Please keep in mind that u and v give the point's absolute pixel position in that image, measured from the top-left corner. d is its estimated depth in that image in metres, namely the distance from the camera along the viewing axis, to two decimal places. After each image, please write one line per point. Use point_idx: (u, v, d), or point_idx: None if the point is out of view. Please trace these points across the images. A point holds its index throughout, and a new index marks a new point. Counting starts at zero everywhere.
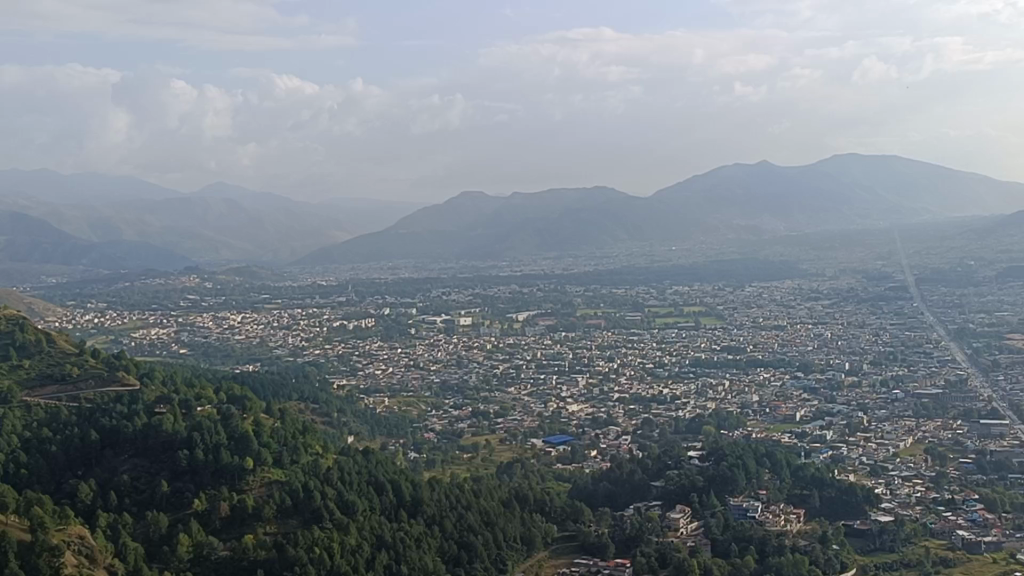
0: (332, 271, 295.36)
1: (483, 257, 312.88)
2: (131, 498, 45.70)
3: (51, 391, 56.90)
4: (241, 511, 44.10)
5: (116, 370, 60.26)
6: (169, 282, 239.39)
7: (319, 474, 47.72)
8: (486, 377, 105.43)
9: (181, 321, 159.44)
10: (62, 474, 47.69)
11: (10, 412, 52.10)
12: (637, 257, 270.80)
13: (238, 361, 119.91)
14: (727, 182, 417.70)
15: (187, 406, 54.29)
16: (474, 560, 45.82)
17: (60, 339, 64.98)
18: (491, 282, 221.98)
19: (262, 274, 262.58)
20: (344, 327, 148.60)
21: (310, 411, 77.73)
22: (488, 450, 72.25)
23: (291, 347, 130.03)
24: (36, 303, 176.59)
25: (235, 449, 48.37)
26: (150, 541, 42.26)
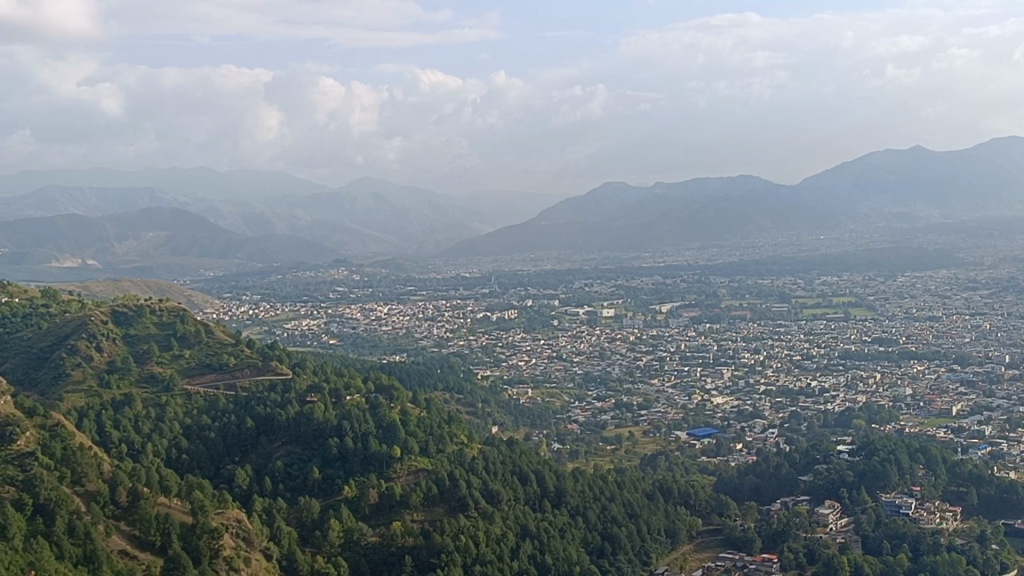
0: (476, 262, 298.63)
1: (626, 248, 311.45)
2: (285, 484, 47.25)
3: (209, 379, 59.30)
4: (389, 498, 44.79)
5: (270, 360, 62.53)
6: (320, 274, 246.33)
7: (464, 463, 48.33)
8: (630, 368, 105.19)
9: (331, 313, 163.95)
10: (220, 460, 49.75)
11: (172, 400, 54.52)
12: (783, 247, 265.40)
13: (384, 352, 122.49)
14: (879, 168, 405.43)
15: (337, 396, 55.79)
16: (618, 551, 45.96)
17: (217, 331, 67.61)
18: (634, 273, 221.01)
19: (408, 266, 267.80)
20: (487, 319, 150.11)
21: (454, 401, 78.93)
22: (631, 443, 72.00)
23: (436, 338, 132.25)
24: (196, 296, 184.09)
25: (383, 438, 49.54)
26: (303, 525, 43.59)
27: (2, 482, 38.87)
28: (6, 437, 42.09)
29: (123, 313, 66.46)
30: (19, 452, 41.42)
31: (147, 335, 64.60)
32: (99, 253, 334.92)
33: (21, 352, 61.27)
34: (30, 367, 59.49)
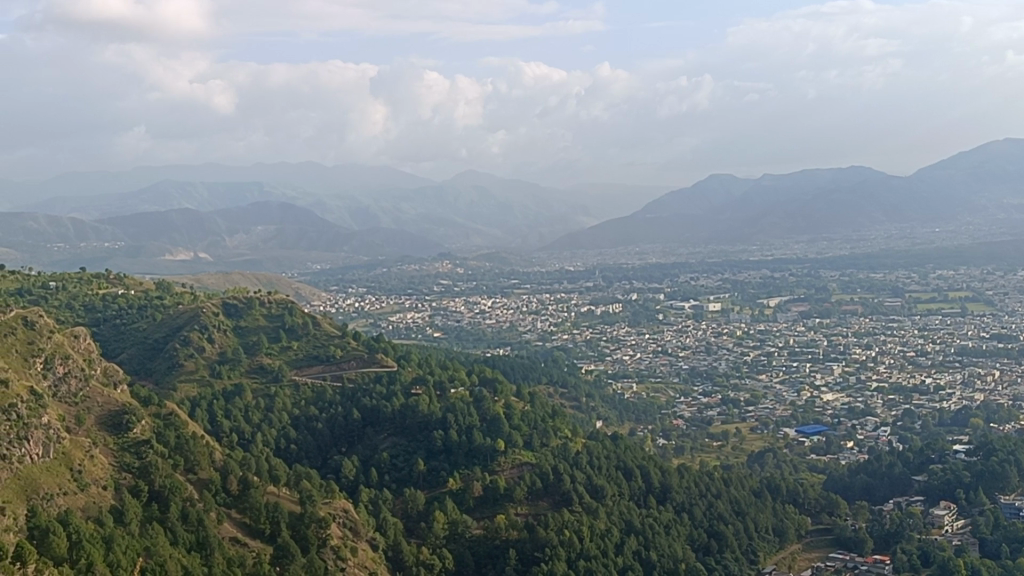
0: (579, 256, 298.28)
1: (731, 241, 307.37)
2: (391, 474, 47.83)
3: (317, 370, 60.30)
4: (493, 491, 44.87)
5: (377, 352, 63.30)
6: (424, 267, 248.68)
7: (568, 458, 48.20)
8: (736, 364, 103.83)
9: (436, 306, 165.38)
10: (328, 451, 50.65)
11: (281, 390, 55.62)
12: (895, 240, 258.81)
13: (488, 345, 123.01)
14: (997, 158, 392.28)
15: (441, 388, 56.19)
16: (724, 550, 45.27)
17: (324, 323, 68.64)
18: (740, 267, 217.98)
19: (511, 260, 268.67)
20: (591, 313, 149.61)
21: (558, 395, 78.93)
22: (738, 439, 71.03)
23: (539, 332, 132.44)
24: (304, 288, 187.44)
25: (488, 431, 49.72)
26: (409, 517, 44.04)
27: (119, 468, 40.06)
28: (122, 425, 43.36)
29: (235, 305, 67.93)
30: (136, 439, 42.65)
31: (257, 327, 65.92)
32: (211, 247, 343.61)
33: (137, 343, 63.05)
34: (146, 357, 61.22)
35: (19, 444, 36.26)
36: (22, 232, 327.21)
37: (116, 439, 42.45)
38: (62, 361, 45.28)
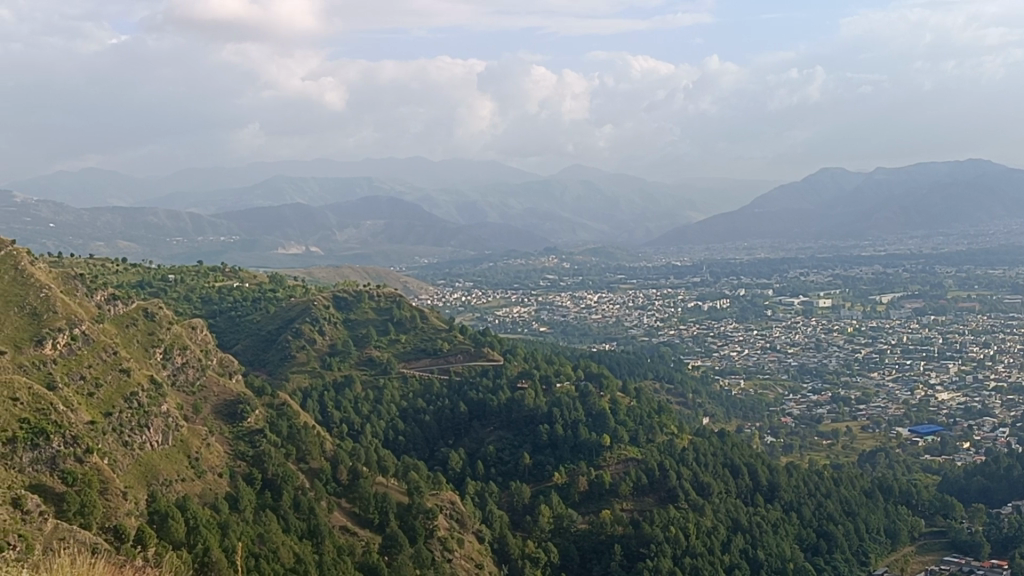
0: (686, 251, 295.54)
1: (843, 236, 300.99)
2: (497, 468, 48.31)
3: (425, 363, 61.12)
4: (598, 486, 44.88)
5: (483, 345, 63.83)
6: (531, 262, 249.54)
7: (674, 454, 47.87)
8: (848, 361, 101.79)
9: (541, 300, 165.76)
10: (435, 443, 51.48)
11: (389, 383, 56.62)
12: (1016, 235, 250.10)
13: (594, 340, 122.99)
14: None
15: (548, 382, 56.41)
16: (834, 550, 44.49)
17: (432, 316, 69.48)
18: (852, 262, 213.34)
19: (618, 254, 267.62)
20: (698, 308, 148.28)
21: (665, 391, 78.53)
22: (849, 438, 69.68)
23: (646, 327, 131.77)
24: (412, 282, 189.84)
25: (593, 426, 49.69)
26: (515, 510, 44.46)
27: (234, 457, 41.29)
28: (237, 415, 44.69)
29: (344, 298, 69.21)
30: (250, 429, 43.84)
31: (366, 320, 67.04)
32: (321, 241, 350.48)
33: (251, 334, 64.75)
34: (260, 348, 62.78)
35: (140, 432, 37.62)
36: (142, 226, 338.47)
37: (231, 428, 43.73)
38: (180, 351, 46.81)
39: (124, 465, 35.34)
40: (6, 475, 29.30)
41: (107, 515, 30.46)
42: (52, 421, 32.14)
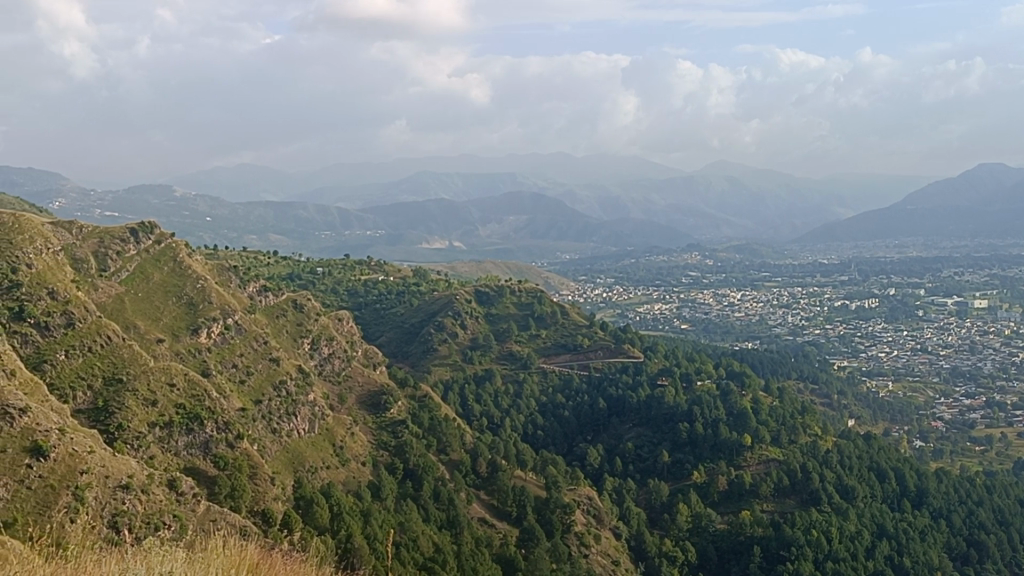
0: (834, 249, 287.81)
1: (1002, 235, 288.31)
2: (635, 465, 48.25)
3: (564, 358, 61.36)
4: (738, 486, 44.26)
5: (623, 342, 63.68)
6: (674, 258, 247.41)
7: (818, 456, 46.82)
8: (1004, 365, 97.54)
9: (683, 298, 164.17)
10: (573, 438, 52.04)
11: (529, 377, 57.21)
12: None
13: (736, 339, 121.30)
14: None
15: (688, 380, 55.86)
16: (986, 560, 42.71)
17: (572, 312, 69.62)
18: (1013, 262, 204.07)
19: (763, 252, 262.68)
20: (846, 307, 144.44)
21: (809, 391, 76.86)
22: (1004, 445, 66.82)
23: (790, 326, 129.06)
24: (554, 278, 190.50)
25: (734, 425, 48.99)
26: (653, 508, 44.35)
27: (376, 447, 42.24)
28: (381, 405, 45.71)
29: (486, 292, 70.01)
30: (393, 419, 44.76)
31: (507, 314, 67.61)
32: (465, 236, 355.20)
33: (395, 327, 66.17)
34: (402, 341, 64.03)
35: (287, 420, 38.85)
36: (294, 220, 349.03)
37: (374, 418, 44.74)
38: (327, 341, 48.15)
39: (273, 451, 36.54)
40: (163, 457, 30.64)
41: (256, 499, 31.58)
42: (205, 407, 33.46)
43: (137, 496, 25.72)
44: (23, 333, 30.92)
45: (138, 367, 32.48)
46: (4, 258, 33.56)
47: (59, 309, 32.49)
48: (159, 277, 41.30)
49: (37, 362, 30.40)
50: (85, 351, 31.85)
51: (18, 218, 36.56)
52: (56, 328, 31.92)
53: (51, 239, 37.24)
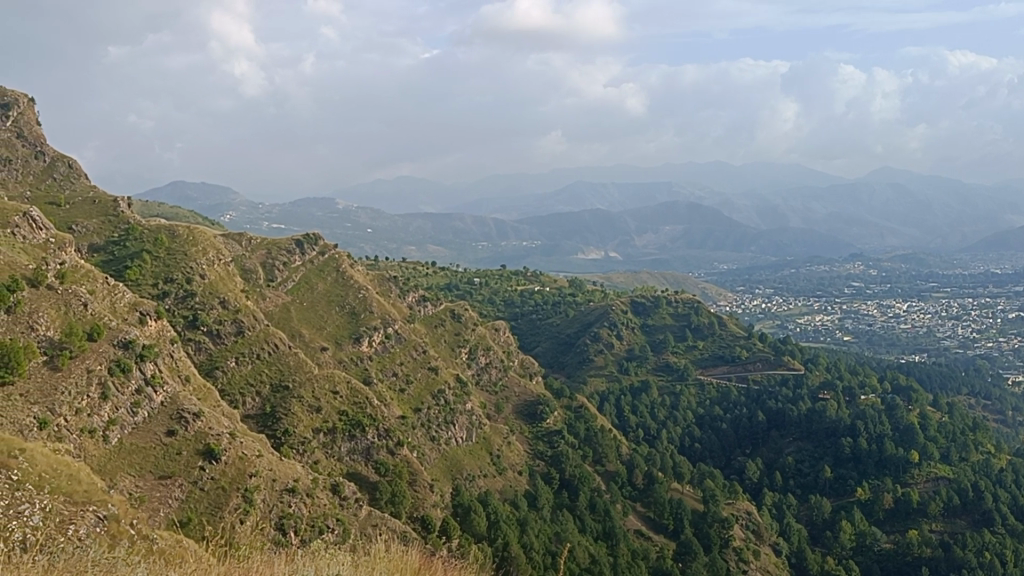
0: (1009, 258, 274.76)
1: None
2: (796, 480, 47.23)
3: (722, 369, 60.58)
4: (904, 505, 42.61)
5: (783, 353, 62.32)
6: (836, 268, 241.18)
7: (990, 475, 44.72)
8: None
9: (845, 309, 159.74)
10: (732, 451, 51.37)
11: (686, 389, 56.72)
12: None
13: (902, 352, 117.23)
14: None
15: (851, 394, 54.27)
16: None
17: (731, 323, 68.44)
18: None
19: (931, 261, 253.01)
20: (1021, 320, 137.76)
21: (981, 407, 73.57)
22: None
23: (960, 338, 123.85)
24: (710, 288, 188.21)
25: (900, 440, 47.35)
26: (815, 525, 43.32)
27: (533, 456, 42.57)
28: (537, 415, 46.04)
29: (642, 303, 69.68)
30: (549, 429, 45.01)
31: (664, 325, 67.12)
32: (621, 246, 354.33)
33: (551, 337, 66.68)
34: (558, 351, 64.51)
35: (445, 428, 39.48)
36: (452, 231, 355.36)
37: (530, 427, 45.10)
38: (484, 351, 48.81)
39: (432, 458, 37.19)
40: (326, 462, 31.49)
41: (415, 505, 32.25)
42: (367, 414, 34.30)
43: (303, 499, 26.57)
44: (197, 340, 32.38)
45: (304, 374, 33.64)
46: (181, 268, 35.28)
47: (230, 317, 34.04)
48: (323, 286, 42.72)
49: (210, 368, 31.78)
50: (254, 358, 33.21)
51: (192, 231, 38.36)
52: (227, 336, 33.37)
53: (223, 250, 38.95)
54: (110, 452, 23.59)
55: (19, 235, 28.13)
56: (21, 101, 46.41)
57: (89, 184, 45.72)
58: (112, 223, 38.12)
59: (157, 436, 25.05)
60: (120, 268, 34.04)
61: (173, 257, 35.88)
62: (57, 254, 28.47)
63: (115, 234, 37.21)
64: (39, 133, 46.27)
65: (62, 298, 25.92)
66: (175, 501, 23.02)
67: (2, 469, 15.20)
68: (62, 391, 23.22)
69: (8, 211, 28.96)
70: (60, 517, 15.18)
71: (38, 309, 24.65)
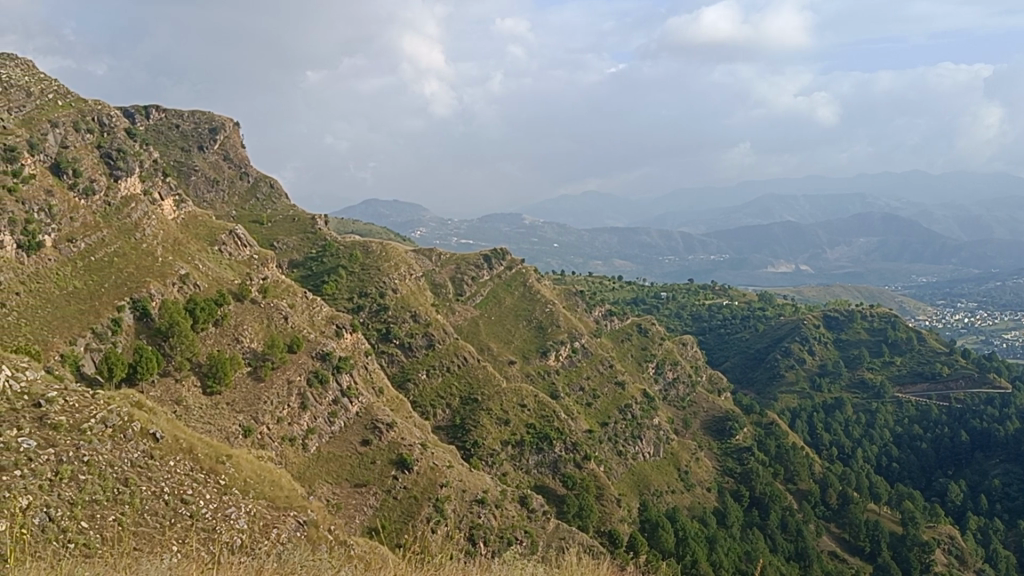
0: None
1: None
2: (1003, 503, 44.70)
3: (921, 387, 58.19)
4: None
5: (987, 370, 59.17)
6: None
7: None
8: None
9: None
10: (932, 472, 49.36)
11: (882, 407, 54.79)
12: None
13: None
14: None
15: None
16: None
17: (931, 338, 65.44)
18: None
19: None
20: None
21: None
22: None
23: None
24: (908, 302, 180.99)
25: None
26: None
27: (722, 473, 41.97)
28: (725, 431, 45.36)
29: (835, 317, 67.76)
30: (738, 446, 44.24)
31: (858, 340, 65.02)
32: (812, 260, 344.96)
33: (740, 352, 65.78)
34: (747, 367, 63.61)
35: (632, 443, 39.39)
36: (638, 246, 354.67)
37: (719, 444, 44.49)
38: (672, 366, 48.41)
39: (619, 473, 37.15)
40: (515, 474, 31.92)
41: (603, 519, 32.32)
42: (555, 427, 34.50)
43: (492, 511, 26.97)
44: (389, 352, 33.52)
45: (492, 388, 34.15)
46: (374, 283, 36.55)
47: (421, 330, 35.01)
48: (511, 301, 43.42)
49: (403, 380, 32.81)
50: (444, 370, 34.08)
51: (384, 246, 39.68)
52: (418, 349, 34.31)
53: (414, 265, 40.08)
54: (309, 459, 24.61)
55: (226, 251, 29.75)
56: (228, 125, 49.08)
57: (289, 202, 47.92)
58: (311, 239, 39.83)
59: (353, 445, 26.08)
60: (318, 283, 35.66)
61: (367, 272, 37.19)
62: (260, 269, 29.98)
63: (313, 250, 38.88)
64: (243, 154, 48.84)
65: (265, 311, 27.33)
66: (370, 508, 23.80)
67: (211, 473, 16.04)
68: (265, 401, 24.39)
69: (216, 230, 30.67)
70: (263, 520, 15.78)
71: (242, 322, 26.08)
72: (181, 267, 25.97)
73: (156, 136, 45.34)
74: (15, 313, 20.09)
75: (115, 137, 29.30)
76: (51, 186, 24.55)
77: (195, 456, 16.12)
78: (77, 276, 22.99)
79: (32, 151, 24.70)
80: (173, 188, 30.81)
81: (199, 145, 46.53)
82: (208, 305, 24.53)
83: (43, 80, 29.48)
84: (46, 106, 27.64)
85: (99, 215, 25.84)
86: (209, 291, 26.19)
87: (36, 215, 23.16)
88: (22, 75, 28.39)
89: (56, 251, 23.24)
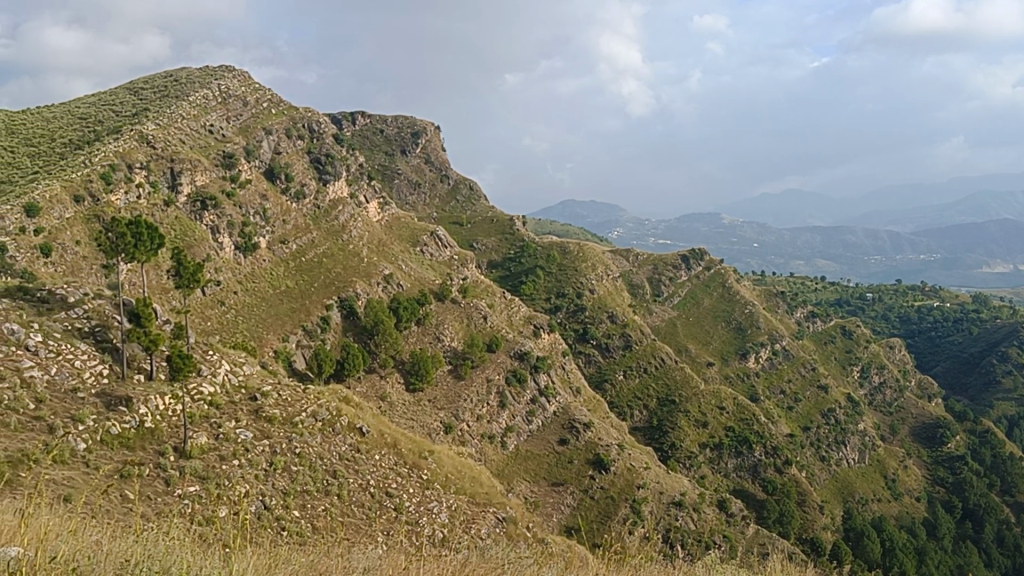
0: None
1: None
2: None
3: None
4: None
5: None
6: None
7: None
8: None
9: None
10: None
11: None
12: None
13: None
14: None
15: None
16: None
17: None
18: None
19: None
20: None
21: None
22: None
23: None
24: None
25: None
26: None
27: (932, 482, 40.25)
28: (936, 439, 43.39)
29: None
30: (950, 454, 42.16)
31: None
32: None
33: (951, 356, 62.90)
34: (960, 372, 60.78)
35: (836, 448, 38.26)
36: (842, 245, 343.77)
37: (929, 452, 42.62)
38: (878, 370, 46.69)
39: (821, 479, 36.18)
40: (713, 478, 31.55)
41: (805, 526, 31.49)
42: (754, 431, 33.80)
43: (688, 513, 26.74)
44: (586, 354, 33.93)
45: (692, 389, 33.68)
46: (572, 284, 37.10)
47: (618, 331, 35.19)
48: (708, 303, 43.03)
49: (600, 381, 33.09)
50: (642, 372, 34.06)
51: (582, 247, 40.02)
52: (616, 350, 34.45)
53: (611, 266, 40.24)
54: (507, 457, 25.06)
55: (428, 252, 30.73)
56: (430, 130, 50.49)
57: (488, 204, 48.92)
58: (509, 241, 40.59)
59: (550, 444, 26.43)
60: (516, 284, 36.64)
61: (565, 273, 37.72)
62: (461, 270, 30.80)
63: (511, 252, 39.69)
64: (444, 158, 50.16)
65: (464, 311, 28.06)
66: (567, 507, 23.94)
67: (414, 467, 16.57)
68: (465, 398, 24.99)
69: (418, 231, 31.68)
70: (464, 515, 16.16)
71: (443, 321, 26.89)
72: (386, 268, 26.96)
73: (363, 142, 47.18)
74: (233, 311, 21.28)
75: (324, 143, 30.62)
76: (266, 191, 25.90)
77: (399, 451, 16.70)
78: (289, 277, 24.23)
79: (248, 158, 26.11)
80: (378, 191, 31.97)
81: (402, 150, 48.03)
82: (410, 305, 25.38)
83: (259, 90, 31.15)
84: (261, 114, 29.16)
85: (309, 218, 27.16)
86: (412, 290, 27.11)
87: (252, 218, 24.52)
88: (241, 85, 30.03)
89: (270, 252, 24.56)
